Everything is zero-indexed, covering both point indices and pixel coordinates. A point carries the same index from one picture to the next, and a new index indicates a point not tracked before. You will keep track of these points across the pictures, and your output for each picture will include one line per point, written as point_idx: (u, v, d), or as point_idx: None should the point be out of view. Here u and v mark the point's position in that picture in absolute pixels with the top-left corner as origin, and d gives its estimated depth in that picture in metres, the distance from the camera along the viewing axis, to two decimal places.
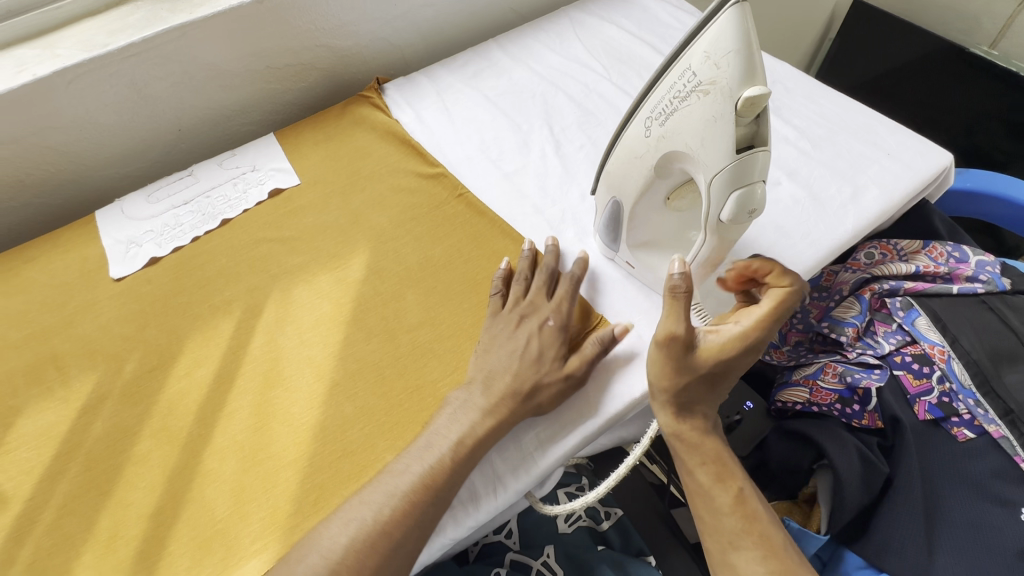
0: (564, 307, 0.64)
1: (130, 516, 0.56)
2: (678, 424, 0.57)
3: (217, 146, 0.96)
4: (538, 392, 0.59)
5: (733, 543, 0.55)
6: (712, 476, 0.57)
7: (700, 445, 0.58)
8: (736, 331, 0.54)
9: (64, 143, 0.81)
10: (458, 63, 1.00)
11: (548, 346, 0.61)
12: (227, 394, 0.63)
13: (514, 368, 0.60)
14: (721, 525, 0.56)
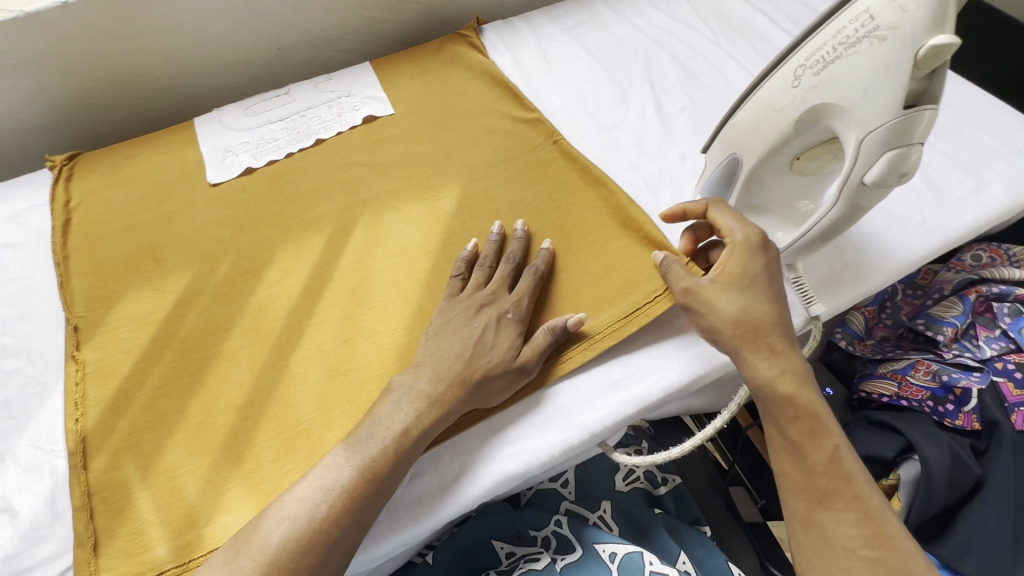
0: (524, 301, 0.60)
1: (220, 405, 0.58)
2: (762, 369, 0.53)
3: (311, 70, 0.96)
4: (489, 378, 0.55)
5: (823, 498, 0.49)
6: (803, 427, 0.51)
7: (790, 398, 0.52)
8: (728, 249, 0.56)
9: (173, 47, 0.83)
10: (560, 13, 0.97)
11: (507, 334, 0.58)
12: (315, 306, 0.65)
13: (465, 355, 0.56)
14: (811, 482, 0.50)
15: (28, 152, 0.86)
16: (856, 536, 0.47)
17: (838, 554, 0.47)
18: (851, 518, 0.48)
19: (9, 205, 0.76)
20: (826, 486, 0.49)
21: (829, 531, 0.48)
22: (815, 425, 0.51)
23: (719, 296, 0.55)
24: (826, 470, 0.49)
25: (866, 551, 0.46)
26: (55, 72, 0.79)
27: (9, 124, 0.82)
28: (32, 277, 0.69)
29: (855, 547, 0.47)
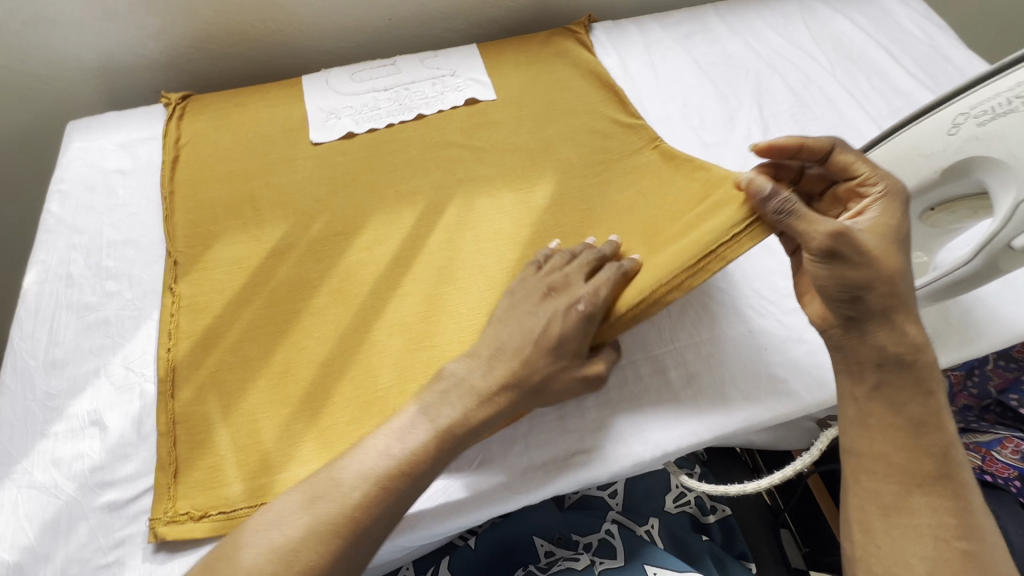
0: (592, 300, 0.55)
1: (302, 359, 0.60)
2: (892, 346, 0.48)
3: (415, 45, 0.97)
4: (551, 383, 0.55)
5: (921, 485, 0.46)
6: (919, 413, 0.47)
7: (910, 373, 0.48)
8: (876, 198, 0.51)
9: (293, 5, 0.85)
10: (672, 20, 0.96)
11: (570, 336, 0.55)
12: (401, 278, 0.65)
13: (525, 347, 0.55)
14: (911, 466, 0.47)
15: (142, 86, 0.90)
16: (950, 530, 0.45)
17: (923, 543, 0.45)
18: (945, 510, 0.45)
19: (123, 134, 0.79)
20: (932, 475, 0.46)
21: (918, 517, 0.46)
22: (932, 411, 0.47)
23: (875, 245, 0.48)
24: (933, 458, 0.46)
25: (960, 544, 0.44)
26: (182, 13, 0.82)
27: (131, 57, 0.86)
28: (138, 205, 0.72)
29: (949, 539, 0.44)
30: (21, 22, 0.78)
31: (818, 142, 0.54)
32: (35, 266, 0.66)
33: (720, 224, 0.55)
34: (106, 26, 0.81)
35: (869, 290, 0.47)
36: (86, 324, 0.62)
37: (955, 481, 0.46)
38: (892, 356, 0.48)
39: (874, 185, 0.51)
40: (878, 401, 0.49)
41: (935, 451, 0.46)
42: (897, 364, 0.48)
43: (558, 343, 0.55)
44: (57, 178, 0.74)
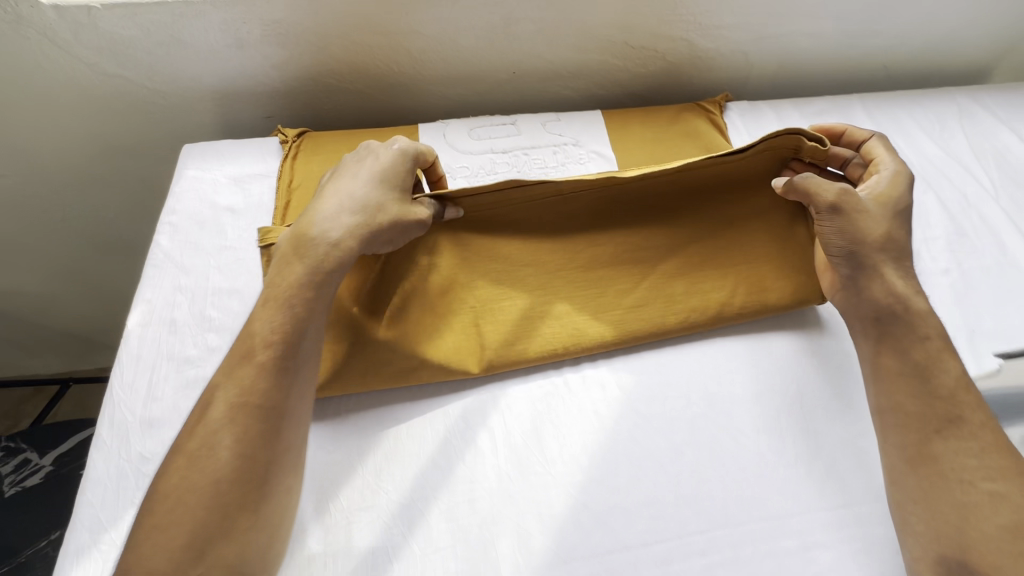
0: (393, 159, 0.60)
1: (398, 462, 0.56)
2: (885, 300, 0.58)
3: (533, 99, 0.93)
4: (376, 221, 0.56)
5: (942, 432, 0.53)
6: (924, 362, 0.56)
7: (910, 322, 0.58)
8: (882, 176, 0.64)
9: (421, 51, 0.82)
10: (813, 107, 0.88)
11: (393, 170, 0.59)
12: (508, 377, 0.61)
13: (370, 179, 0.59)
14: (928, 412, 0.54)
15: (256, 111, 0.88)
16: (980, 473, 0.51)
17: (952, 490, 0.51)
18: (974, 456, 0.52)
19: (236, 168, 0.77)
20: (940, 422, 0.54)
21: (943, 459, 0.53)
22: (930, 360, 0.56)
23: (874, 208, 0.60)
24: (948, 406, 0.54)
25: (987, 487, 0.51)
26: (311, 48, 0.80)
27: (251, 83, 0.84)
28: (246, 251, 0.70)
29: (972, 482, 0.51)
30: (155, 42, 0.76)
31: (858, 132, 0.69)
32: (139, 305, 0.65)
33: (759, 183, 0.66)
34: (234, 53, 0.79)
35: (863, 244, 0.59)
36: (185, 381, 0.60)
37: (971, 428, 0.53)
38: (880, 303, 0.58)
39: (883, 166, 0.65)
40: (880, 347, 0.58)
41: (947, 399, 0.54)
42: (891, 312, 0.58)
43: (381, 182, 0.58)
44: (169, 208, 0.73)
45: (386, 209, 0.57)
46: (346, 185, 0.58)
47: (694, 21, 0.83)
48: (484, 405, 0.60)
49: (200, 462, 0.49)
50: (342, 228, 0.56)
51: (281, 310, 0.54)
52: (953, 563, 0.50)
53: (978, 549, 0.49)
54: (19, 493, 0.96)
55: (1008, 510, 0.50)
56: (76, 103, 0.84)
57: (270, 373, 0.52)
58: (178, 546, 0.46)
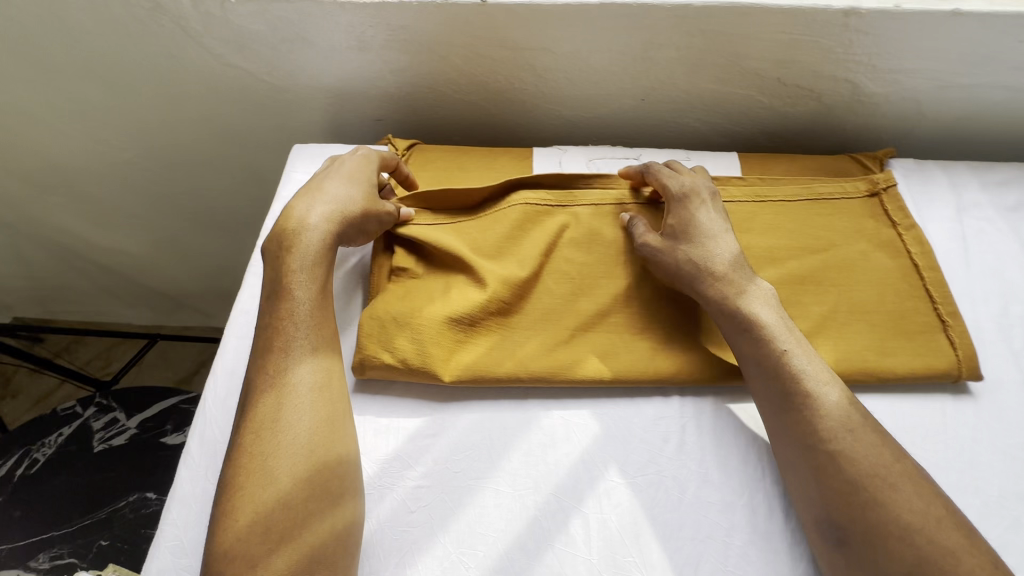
0: (365, 164, 0.67)
1: (484, 535, 0.52)
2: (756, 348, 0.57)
3: (656, 129, 0.84)
4: (348, 204, 0.62)
5: (784, 407, 0.54)
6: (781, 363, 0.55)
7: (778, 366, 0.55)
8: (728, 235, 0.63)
9: (546, 69, 0.76)
10: (996, 175, 0.75)
11: (361, 172, 0.66)
12: (610, 456, 0.56)
13: (343, 177, 0.65)
14: (800, 416, 0.53)
15: (365, 113, 0.86)
16: (827, 433, 0.52)
17: (802, 457, 0.52)
18: (810, 419, 0.53)
19: None
20: (781, 396, 0.55)
21: (833, 460, 0.51)
22: (765, 326, 0.57)
23: (708, 210, 0.65)
24: (786, 378, 0.55)
25: (828, 446, 0.51)
26: (432, 57, 0.76)
27: (366, 86, 0.81)
28: (347, 272, 0.68)
29: (816, 444, 0.52)
30: (280, 38, 0.74)
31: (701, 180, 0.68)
32: (238, 315, 0.64)
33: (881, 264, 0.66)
34: (355, 56, 0.76)
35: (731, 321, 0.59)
36: None
37: (808, 388, 0.54)
38: (732, 294, 0.59)
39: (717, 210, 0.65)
40: (731, 332, 0.59)
41: (779, 363, 0.55)
42: (737, 297, 0.59)
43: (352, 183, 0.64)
44: (274, 213, 0.72)
45: (359, 198, 0.63)
46: (324, 186, 0.64)
47: (867, 62, 0.72)
48: (580, 487, 0.54)
49: (259, 463, 0.49)
50: (321, 218, 0.61)
51: (309, 293, 0.57)
52: (827, 526, 0.50)
53: (838, 506, 0.49)
54: (106, 450, 1.02)
55: (852, 464, 0.50)
56: (196, 89, 0.84)
57: (312, 357, 0.55)
58: (315, 549, 0.47)
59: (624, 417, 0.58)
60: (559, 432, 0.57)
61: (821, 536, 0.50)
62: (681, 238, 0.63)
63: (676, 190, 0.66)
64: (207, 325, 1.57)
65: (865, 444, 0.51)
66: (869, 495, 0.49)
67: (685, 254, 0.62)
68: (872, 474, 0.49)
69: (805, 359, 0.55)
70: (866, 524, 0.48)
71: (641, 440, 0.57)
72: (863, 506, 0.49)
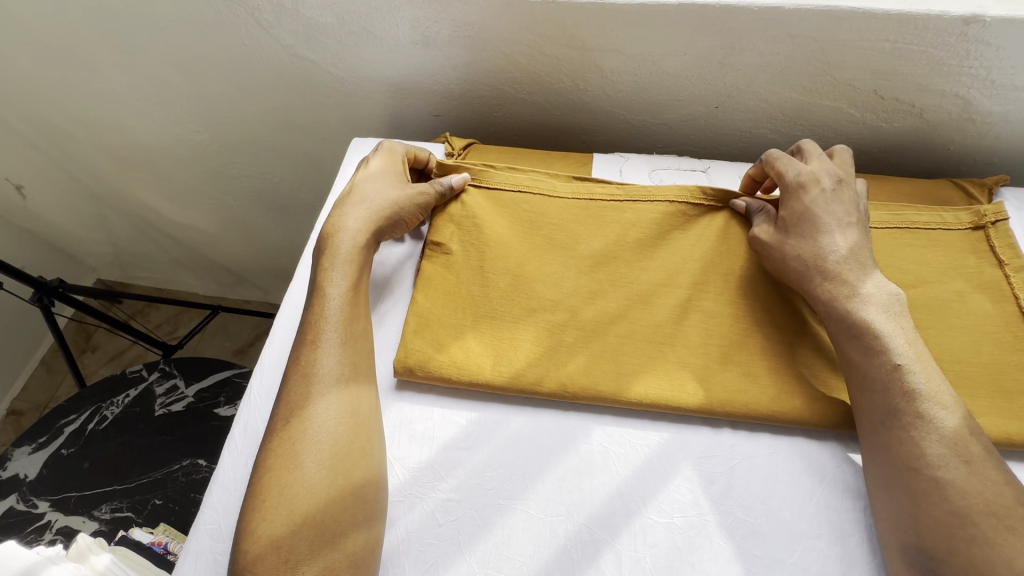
0: (394, 163, 0.68)
1: (511, 561, 0.50)
2: (867, 358, 0.52)
3: (727, 139, 0.79)
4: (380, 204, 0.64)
5: (886, 423, 0.50)
6: (891, 380, 0.51)
7: (887, 379, 0.51)
8: (835, 219, 0.59)
9: (614, 71, 0.72)
10: None
11: (401, 167, 0.68)
12: (649, 492, 0.53)
13: (382, 174, 0.67)
14: (908, 440, 0.49)
15: (425, 108, 0.85)
16: (935, 459, 0.47)
17: (902, 478, 0.48)
18: (919, 440, 0.48)
19: None
20: (887, 411, 0.50)
21: (941, 491, 0.46)
22: (881, 334, 0.53)
23: (824, 200, 0.59)
24: (896, 393, 0.50)
25: (934, 472, 0.47)
26: (496, 54, 0.73)
27: (428, 82, 0.80)
28: (396, 272, 0.67)
29: (921, 468, 0.47)
30: (347, 31, 0.75)
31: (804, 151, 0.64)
32: (288, 307, 0.65)
33: (973, 309, 0.59)
34: (419, 51, 0.75)
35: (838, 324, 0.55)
36: None
37: (921, 408, 0.49)
38: (841, 296, 0.55)
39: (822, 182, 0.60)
40: (839, 336, 0.55)
41: (892, 375, 0.51)
42: (850, 298, 0.55)
43: (393, 179, 0.67)
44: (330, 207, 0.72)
45: (401, 191, 0.65)
46: (364, 184, 0.66)
47: (984, 77, 0.63)
48: (614, 521, 0.51)
49: (288, 447, 0.51)
50: (357, 220, 0.63)
51: (342, 290, 0.59)
52: (914, 550, 0.46)
53: (933, 533, 0.46)
54: (165, 415, 1.08)
55: (960, 494, 0.46)
56: (266, 78, 0.86)
57: (339, 350, 0.56)
58: (356, 552, 0.48)
59: (667, 450, 0.55)
60: (598, 460, 0.54)
61: (907, 563, 0.47)
62: (792, 233, 0.59)
63: (791, 178, 0.61)
64: (265, 301, 1.65)
65: (982, 479, 0.46)
66: (976, 530, 0.45)
67: (791, 251, 0.59)
68: (985, 511, 0.45)
69: (922, 377, 0.50)
70: (968, 563, 0.44)
71: (684, 478, 0.53)
72: (967, 540, 0.44)
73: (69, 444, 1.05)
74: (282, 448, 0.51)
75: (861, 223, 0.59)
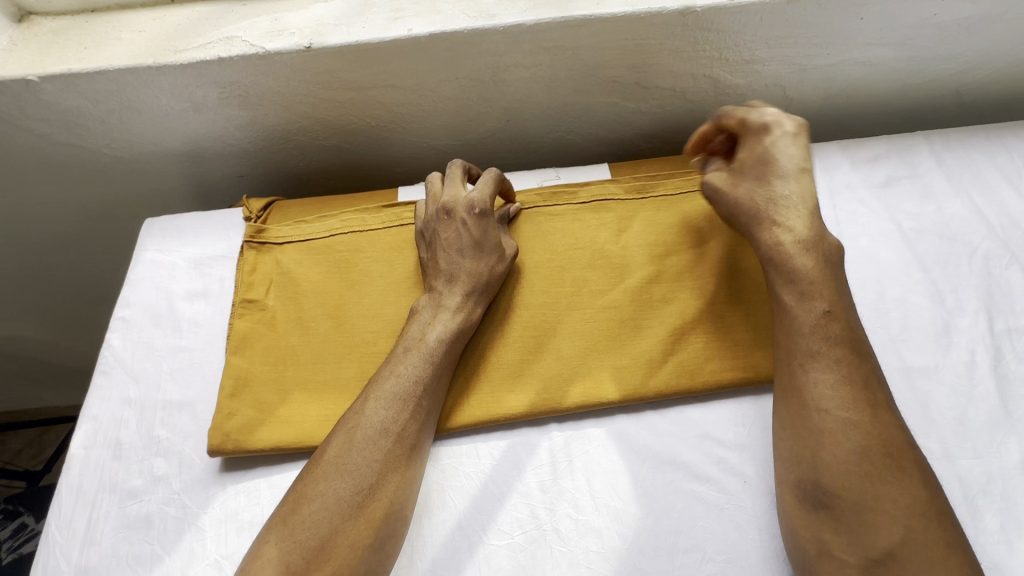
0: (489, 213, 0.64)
1: None
2: (791, 299, 0.55)
3: (532, 146, 0.82)
4: (492, 278, 0.61)
5: (806, 364, 0.52)
6: (809, 322, 0.53)
7: (818, 321, 0.53)
8: (778, 166, 0.60)
9: (398, 104, 0.72)
10: (868, 153, 0.74)
11: (479, 227, 0.63)
12: (487, 517, 0.52)
13: (468, 242, 0.62)
14: (821, 379, 0.51)
15: (228, 170, 0.81)
16: (846, 402, 0.50)
17: (806, 417, 0.50)
18: (833, 384, 0.50)
19: (197, 248, 0.70)
20: (810, 354, 0.52)
21: (843, 429, 0.49)
22: (802, 281, 0.55)
23: (784, 146, 0.60)
24: (816, 336, 0.52)
25: (840, 415, 0.49)
26: (276, 107, 0.71)
27: (217, 145, 0.76)
28: (203, 349, 0.63)
29: (828, 409, 0.50)
30: (106, 110, 0.69)
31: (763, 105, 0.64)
32: (85, 423, 0.59)
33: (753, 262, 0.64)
34: (194, 117, 0.71)
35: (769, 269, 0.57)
36: (126, 520, 0.54)
37: (839, 352, 0.52)
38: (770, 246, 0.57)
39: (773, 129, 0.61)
40: (774, 280, 0.57)
41: (810, 318, 0.53)
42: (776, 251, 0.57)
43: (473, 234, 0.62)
44: (123, 300, 0.66)
45: (446, 229, 0.63)
46: (451, 254, 0.62)
47: (719, 57, 0.70)
48: (457, 559, 0.51)
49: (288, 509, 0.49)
50: (452, 296, 0.60)
51: (423, 360, 0.56)
52: (810, 487, 0.48)
53: (829, 472, 0.48)
54: (15, 560, 0.95)
55: (859, 434, 0.48)
56: (38, 169, 0.78)
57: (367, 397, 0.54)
58: None
59: (499, 471, 0.55)
60: (433, 499, 0.54)
61: (799, 500, 0.49)
62: (749, 179, 0.61)
63: (754, 121, 0.62)
64: None
65: (881, 423, 0.49)
66: (869, 468, 0.47)
67: (742, 197, 0.61)
68: (880, 451, 0.48)
69: (838, 321, 0.53)
70: (855, 499, 0.47)
71: (520, 494, 0.53)
72: (858, 479, 0.47)
73: None
74: (290, 518, 0.48)
75: (806, 175, 0.60)
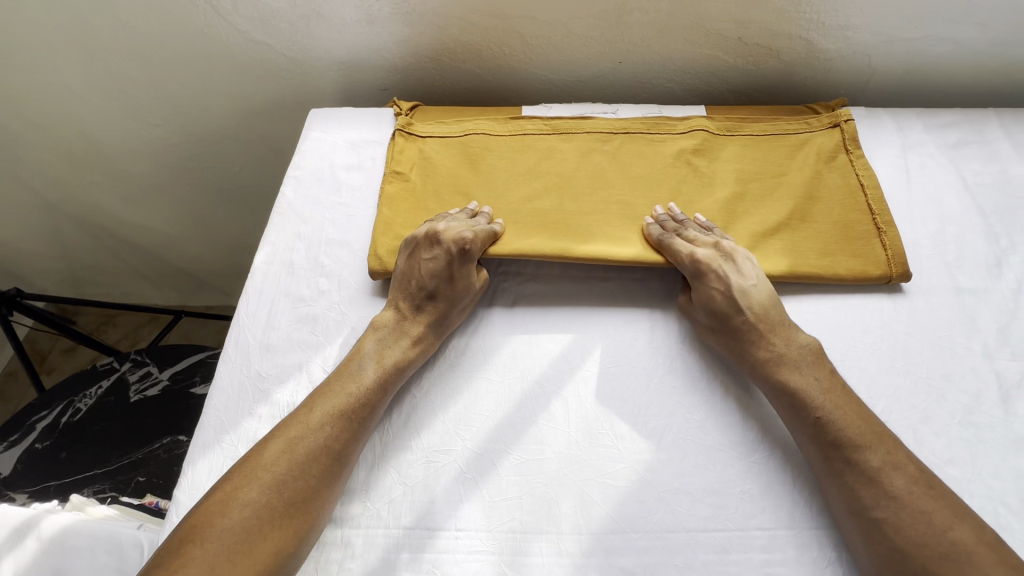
0: (479, 242, 0.67)
1: (480, 412, 0.61)
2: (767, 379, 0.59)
3: (634, 89, 0.94)
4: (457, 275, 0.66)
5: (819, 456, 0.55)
6: (796, 399, 0.57)
7: (794, 390, 0.58)
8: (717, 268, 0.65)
9: (532, 35, 0.85)
10: (941, 119, 0.82)
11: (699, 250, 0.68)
12: (587, 350, 0.65)
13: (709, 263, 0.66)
14: (828, 459, 0.55)
15: (374, 81, 0.96)
16: (858, 475, 0.53)
17: (841, 499, 0.53)
18: (843, 464, 0.54)
19: (354, 133, 0.84)
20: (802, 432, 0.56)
21: (865, 500, 0.52)
22: (784, 363, 0.59)
23: (731, 284, 0.63)
24: (810, 419, 0.56)
25: (860, 486, 0.53)
26: (432, 27, 0.86)
27: (374, 57, 0.91)
28: (358, 206, 0.77)
29: (851, 484, 0.53)
30: (299, 14, 0.85)
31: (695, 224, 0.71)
32: (265, 246, 0.74)
33: (827, 192, 0.74)
34: (364, 29, 0.86)
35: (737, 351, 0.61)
36: (298, 316, 0.68)
37: (826, 417, 0.56)
38: (765, 359, 0.60)
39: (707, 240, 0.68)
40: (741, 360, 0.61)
41: (797, 391, 0.57)
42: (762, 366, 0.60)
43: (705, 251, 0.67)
44: (295, 163, 0.81)
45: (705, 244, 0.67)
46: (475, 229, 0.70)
47: (816, 20, 0.81)
48: (558, 377, 0.63)
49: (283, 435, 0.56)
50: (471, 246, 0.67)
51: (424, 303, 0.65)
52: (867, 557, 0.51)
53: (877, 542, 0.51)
54: (140, 400, 1.11)
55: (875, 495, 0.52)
56: (226, 64, 0.95)
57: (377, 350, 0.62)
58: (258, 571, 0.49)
59: (600, 317, 0.67)
60: (542, 332, 0.66)
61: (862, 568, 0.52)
62: (725, 312, 0.62)
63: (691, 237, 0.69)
64: (228, 303, 1.66)
65: (889, 481, 0.52)
66: (893, 526, 0.50)
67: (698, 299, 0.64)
68: (899, 504, 0.51)
69: (817, 384, 0.58)
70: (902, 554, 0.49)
71: (613, 338, 0.65)
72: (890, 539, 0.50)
73: (43, 438, 1.05)
74: (290, 444, 0.55)
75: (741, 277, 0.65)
